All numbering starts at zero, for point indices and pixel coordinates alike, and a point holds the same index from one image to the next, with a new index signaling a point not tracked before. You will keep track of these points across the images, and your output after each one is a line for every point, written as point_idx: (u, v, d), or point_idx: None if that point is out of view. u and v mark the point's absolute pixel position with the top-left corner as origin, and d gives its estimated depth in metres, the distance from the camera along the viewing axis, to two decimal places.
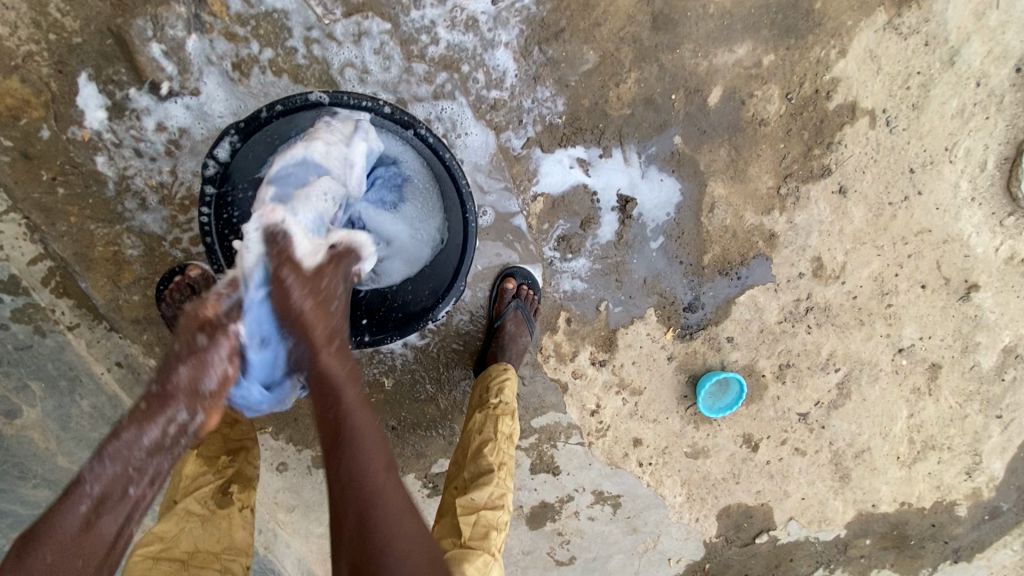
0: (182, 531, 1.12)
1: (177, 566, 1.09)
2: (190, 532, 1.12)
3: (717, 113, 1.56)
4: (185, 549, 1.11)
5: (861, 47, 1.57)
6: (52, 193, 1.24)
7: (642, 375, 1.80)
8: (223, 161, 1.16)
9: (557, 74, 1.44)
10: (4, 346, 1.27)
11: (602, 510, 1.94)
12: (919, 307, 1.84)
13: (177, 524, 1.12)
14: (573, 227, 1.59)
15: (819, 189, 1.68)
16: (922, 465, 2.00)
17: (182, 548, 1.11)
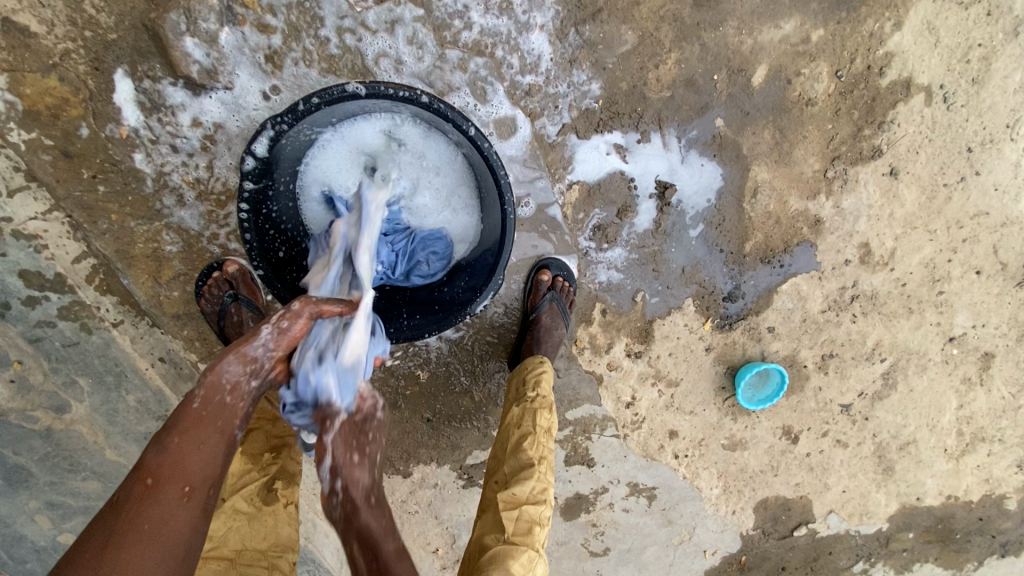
0: (226, 530, 1.13)
1: (225, 564, 1.11)
2: (233, 529, 1.13)
3: (761, 93, 1.49)
4: (232, 547, 1.12)
5: (917, 18, 1.48)
6: (93, 191, 1.25)
7: (679, 366, 1.76)
8: (261, 157, 1.13)
9: (594, 56, 1.38)
10: (52, 342, 1.29)
11: (636, 502, 1.92)
12: (972, 294, 1.75)
13: (225, 523, 1.13)
14: (609, 215, 1.55)
15: (868, 171, 1.60)
16: (971, 458, 1.92)
17: (229, 546, 1.12)
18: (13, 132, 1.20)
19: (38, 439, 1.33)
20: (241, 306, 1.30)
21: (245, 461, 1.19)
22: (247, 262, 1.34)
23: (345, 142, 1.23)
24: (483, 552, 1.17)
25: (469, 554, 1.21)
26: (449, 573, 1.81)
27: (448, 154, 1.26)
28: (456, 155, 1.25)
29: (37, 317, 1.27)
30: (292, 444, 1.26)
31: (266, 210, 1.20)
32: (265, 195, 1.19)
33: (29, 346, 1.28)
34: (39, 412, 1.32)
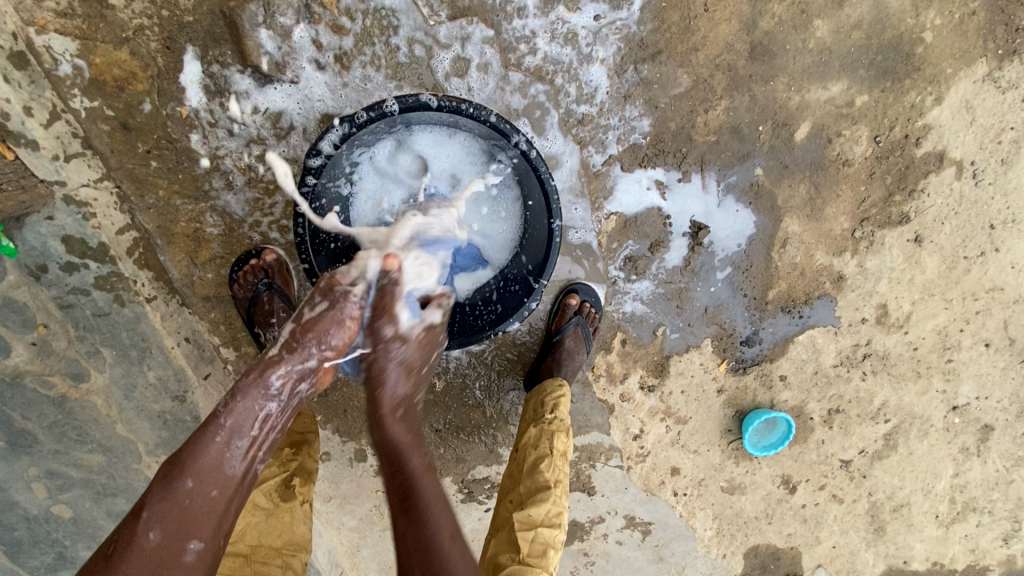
0: (242, 526, 1.10)
1: (240, 560, 1.08)
2: (249, 524, 1.11)
3: (801, 149, 1.53)
4: (248, 542, 1.10)
5: (958, 96, 1.53)
6: (146, 165, 1.26)
7: (689, 404, 1.77)
8: (326, 154, 1.15)
9: (648, 94, 1.42)
10: (82, 310, 1.28)
11: (630, 535, 1.91)
12: (979, 366, 1.78)
13: (244, 518, 1.11)
14: (641, 248, 1.57)
15: (893, 236, 1.64)
16: (961, 526, 1.94)
17: (246, 541, 1.10)
18: (76, 98, 1.21)
19: (50, 406, 1.31)
20: (273, 296, 1.31)
21: (267, 454, 1.19)
22: (284, 252, 1.35)
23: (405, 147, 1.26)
24: (498, 570, 1.19)
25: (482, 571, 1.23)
26: None
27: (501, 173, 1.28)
28: (509, 172, 1.28)
29: (72, 283, 1.27)
30: (313, 441, 1.25)
31: (319, 205, 1.20)
32: (321, 190, 1.19)
33: (59, 311, 1.27)
34: (56, 378, 1.30)
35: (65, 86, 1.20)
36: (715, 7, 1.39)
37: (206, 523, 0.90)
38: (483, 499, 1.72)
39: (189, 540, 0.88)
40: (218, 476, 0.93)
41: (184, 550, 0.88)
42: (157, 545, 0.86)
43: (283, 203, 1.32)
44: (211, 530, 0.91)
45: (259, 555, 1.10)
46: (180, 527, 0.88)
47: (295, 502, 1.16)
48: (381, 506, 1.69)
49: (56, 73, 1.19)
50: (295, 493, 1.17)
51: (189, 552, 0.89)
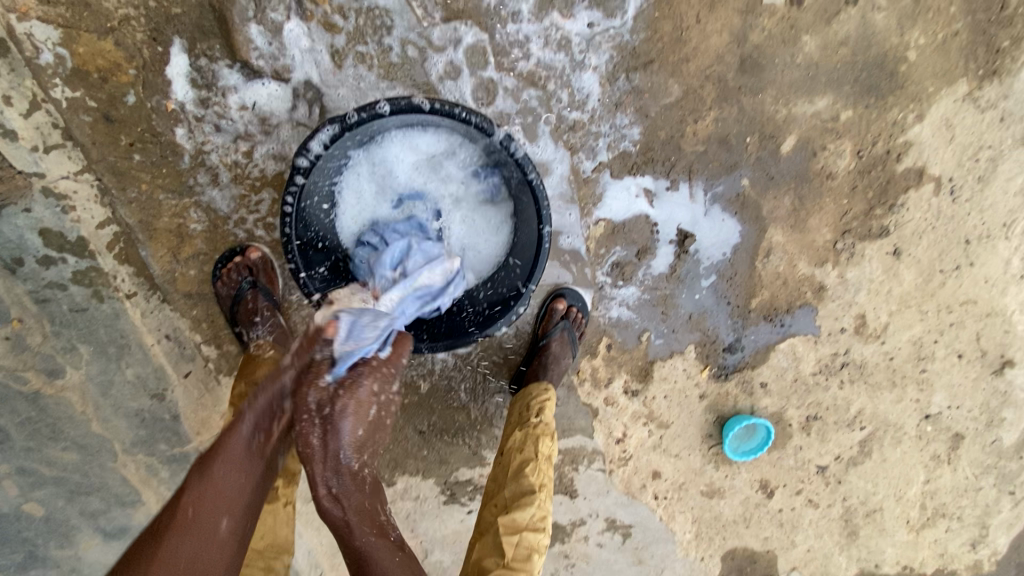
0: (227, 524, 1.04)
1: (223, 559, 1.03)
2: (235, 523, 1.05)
3: (787, 161, 1.56)
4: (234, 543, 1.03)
5: (938, 114, 1.57)
6: (128, 158, 1.23)
7: (671, 409, 1.79)
8: (315, 154, 1.13)
9: (639, 103, 1.44)
10: (59, 305, 1.25)
11: (611, 537, 1.93)
12: (951, 376, 1.84)
13: (229, 516, 1.05)
14: (628, 255, 1.59)
15: (873, 248, 1.68)
16: (930, 531, 2.00)
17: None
18: (57, 88, 1.18)
19: (23, 402, 1.28)
20: (257, 294, 1.30)
21: None
22: (269, 250, 1.34)
23: (396, 149, 1.24)
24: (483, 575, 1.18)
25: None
26: None
27: (491, 178, 1.28)
28: (499, 176, 1.27)
29: (49, 278, 1.24)
30: None
31: (308, 204, 1.19)
32: (310, 190, 1.18)
33: (34, 306, 1.24)
34: (30, 374, 1.27)
35: (46, 75, 1.17)
36: (706, 19, 1.41)
37: (235, 503, 1.05)
38: (465, 502, 1.72)
39: (222, 519, 1.02)
40: (243, 462, 1.07)
41: (219, 527, 1.01)
42: (193, 520, 0.99)
43: (269, 200, 1.31)
44: (240, 509, 1.05)
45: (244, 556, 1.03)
46: (210, 509, 1.00)
47: None
48: None
49: (37, 61, 1.17)
50: None
51: (223, 528, 1.02)
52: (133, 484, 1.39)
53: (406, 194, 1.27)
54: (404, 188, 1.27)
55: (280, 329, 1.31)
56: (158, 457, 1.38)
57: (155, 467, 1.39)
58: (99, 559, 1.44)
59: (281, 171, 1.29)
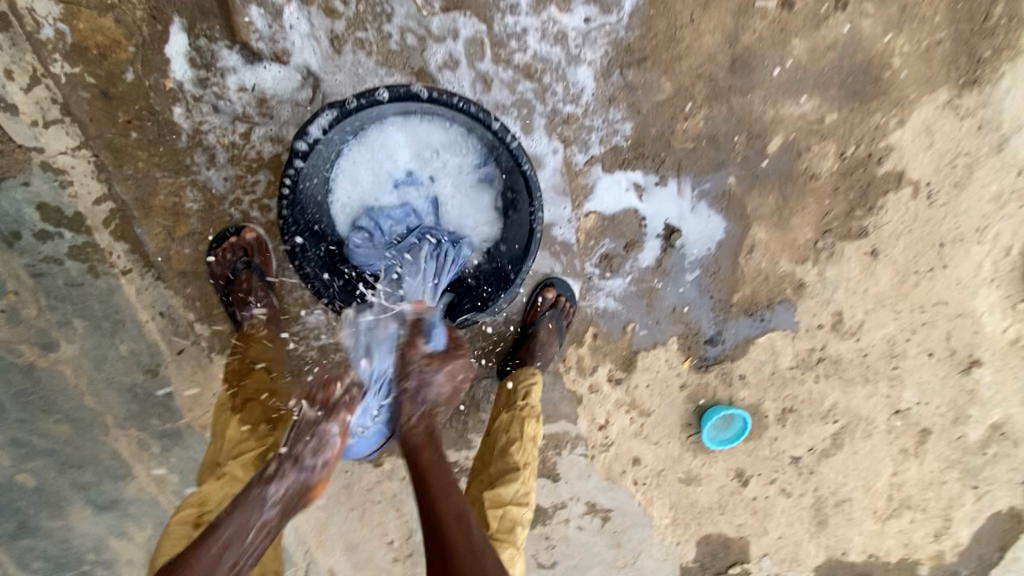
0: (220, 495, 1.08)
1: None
2: (228, 494, 1.09)
3: (773, 160, 1.61)
4: None
5: (919, 120, 1.62)
6: (126, 135, 1.24)
7: (653, 398, 1.85)
8: (314, 138, 1.17)
9: (632, 99, 1.47)
10: (55, 280, 1.27)
11: (591, 520, 1.99)
12: (921, 374, 1.92)
13: (222, 487, 1.09)
14: (617, 247, 1.63)
15: (852, 248, 1.74)
16: (895, 521, 2.09)
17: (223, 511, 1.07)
18: (56, 63, 1.19)
19: (17, 374, 1.30)
20: (252, 274, 1.33)
21: (244, 427, 1.16)
22: (263, 232, 1.36)
23: (393, 134, 1.27)
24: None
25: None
26: (399, 565, 1.83)
27: (484, 168, 1.31)
28: (492, 165, 1.30)
29: (45, 252, 1.26)
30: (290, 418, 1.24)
31: (305, 186, 1.22)
32: (307, 173, 1.21)
33: (31, 279, 1.26)
34: (24, 346, 1.29)
35: (46, 50, 1.18)
36: (701, 19, 1.44)
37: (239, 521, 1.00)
38: None
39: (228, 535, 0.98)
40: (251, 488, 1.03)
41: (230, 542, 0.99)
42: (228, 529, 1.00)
43: (264, 182, 1.32)
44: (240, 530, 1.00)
45: None
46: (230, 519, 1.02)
47: None
48: (350, 486, 1.76)
49: (38, 36, 1.17)
50: None
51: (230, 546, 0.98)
52: (125, 458, 1.42)
53: (402, 181, 1.30)
54: (401, 175, 1.30)
55: (273, 308, 1.35)
56: (150, 432, 1.41)
57: (146, 442, 1.41)
58: (89, 529, 1.47)
59: (277, 154, 1.31)
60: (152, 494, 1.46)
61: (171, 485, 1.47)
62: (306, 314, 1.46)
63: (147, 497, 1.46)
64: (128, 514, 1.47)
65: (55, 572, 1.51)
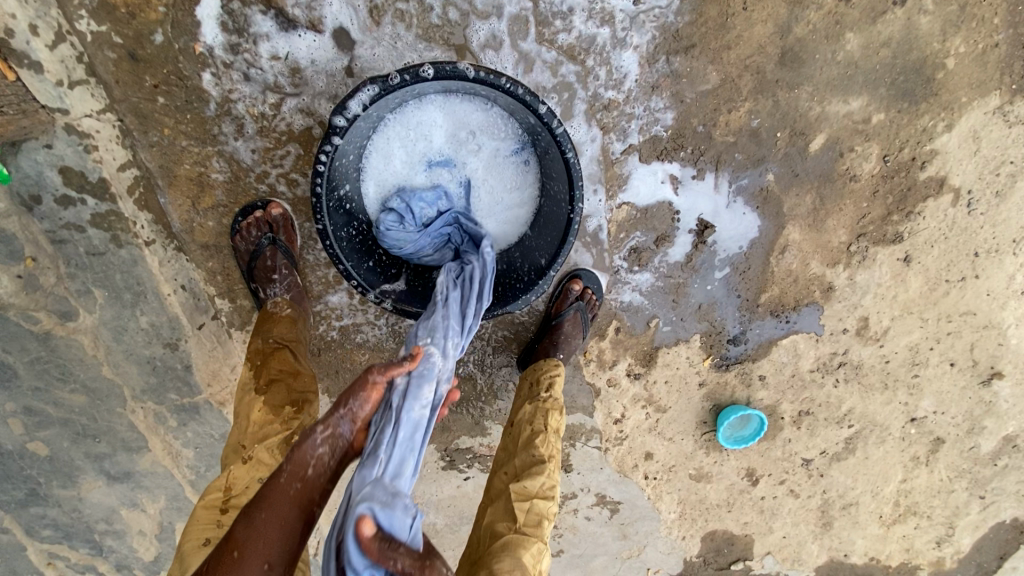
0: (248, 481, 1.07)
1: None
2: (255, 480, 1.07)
3: (813, 159, 1.56)
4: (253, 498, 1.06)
5: (967, 125, 1.56)
6: (152, 100, 1.19)
7: (670, 394, 1.83)
8: (352, 114, 1.09)
9: (676, 88, 1.42)
10: (75, 247, 1.23)
11: (599, 512, 1.99)
12: (941, 384, 1.88)
13: (248, 473, 1.07)
14: (648, 240, 1.60)
15: (885, 253, 1.69)
16: (900, 527, 2.08)
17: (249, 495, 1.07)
18: (81, 20, 1.13)
19: (33, 341, 1.27)
20: (276, 251, 1.29)
21: (268, 411, 1.13)
22: (290, 208, 1.32)
23: (432, 113, 1.22)
24: (495, 538, 1.19)
25: (479, 540, 1.23)
26: None
27: (522, 154, 1.27)
28: (531, 151, 1.26)
29: (66, 218, 1.21)
30: (313, 401, 1.20)
31: (340, 164, 1.16)
32: (342, 150, 1.15)
33: (50, 246, 1.22)
34: (42, 314, 1.25)
35: (70, 4, 1.11)
36: (754, 7, 1.37)
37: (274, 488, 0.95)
38: (463, 469, 1.77)
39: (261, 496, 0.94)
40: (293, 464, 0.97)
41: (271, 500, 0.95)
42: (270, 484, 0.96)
43: (294, 156, 1.28)
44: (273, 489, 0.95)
45: None
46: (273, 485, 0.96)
47: None
48: None
49: None
50: None
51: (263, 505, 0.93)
52: (140, 430, 1.40)
53: (438, 162, 1.25)
54: (436, 156, 1.25)
55: (297, 288, 1.31)
56: (167, 405, 1.39)
57: (163, 415, 1.39)
58: (101, 500, 1.46)
59: (309, 128, 1.26)
60: (166, 467, 1.44)
61: (185, 460, 1.45)
62: (329, 294, 1.42)
63: (161, 470, 1.45)
64: (141, 486, 1.46)
65: (67, 540, 1.51)
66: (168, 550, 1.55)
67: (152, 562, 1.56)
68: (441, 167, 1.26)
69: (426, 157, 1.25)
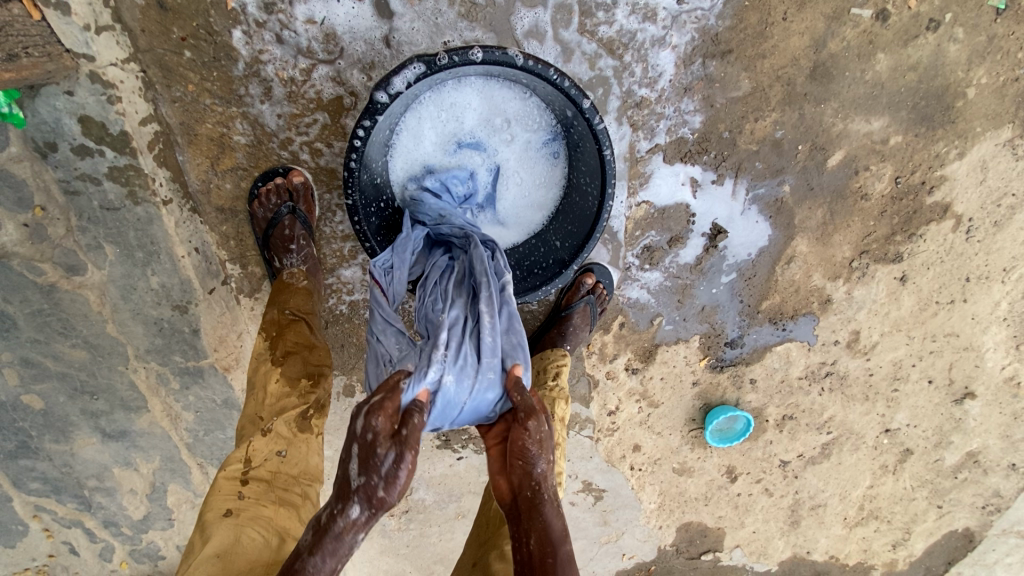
0: (264, 452, 1.07)
1: (264, 486, 1.04)
2: (271, 450, 1.08)
3: (830, 174, 1.59)
4: (268, 469, 1.06)
5: (977, 155, 1.60)
6: (178, 54, 1.15)
7: (664, 390, 1.87)
8: (396, 91, 1.07)
9: (708, 92, 1.43)
10: (88, 200, 1.19)
11: (583, 497, 2.05)
12: (917, 399, 1.96)
13: (264, 443, 1.08)
14: (661, 240, 1.62)
15: (884, 272, 1.74)
16: (861, 529, 2.20)
17: (267, 467, 1.07)
18: None
19: (36, 293, 1.23)
20: (295, 221, 1.27)
21: (283, 384, 1.15)
22: (311, 177, 1.30)
23: (470, 96, 1.19)
24: (505, 520, 1.22)
25: (488, 523, 1.25)
26: (395, 519, 1.89)
27: (554, 147, 1.27)
28: (564, 145, 1.26)
29: (81, 169, 1.17)
30: (329, 375, 1.21)
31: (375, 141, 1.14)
32: (380, 126, 1.13)
33: (62, 196, 1.18)
34: (48, 266, 1.21)
35: None
36: (794, 18, 1.38)
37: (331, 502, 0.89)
38: (457, 448, 1.81)
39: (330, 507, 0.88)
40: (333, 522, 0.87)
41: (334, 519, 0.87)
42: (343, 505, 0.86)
43: (320, 125, 1.25)
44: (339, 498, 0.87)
45: (280, 483, 1.06)
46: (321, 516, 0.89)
47: (311, 433, 1.13)
48: None
49: None
50: (312, 425, 1.13)
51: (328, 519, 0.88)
52: (141, 390, 1.38)
53: (465, 143, 1.23)
54: (466, 139, 1.23)
55: (313, 260, 1.30)
56: (170, 368, 1.37)
57: (166, 377, 1.38)
58: (94, 457, 1.44)
59: (340, 98, 1.23)
60: (164, 429, 1.43)
61: (184, 423, 1.44)
62: (342, 268, 1.41)
63: (158, 432, 1.43)
64: (136, 446, 1.44)
65: (55, 494, 1.49)
66: (158, 510, 1.54)
67: (141, 521, 1.55)
68: (466, 149, 1.23)
69: (456, 138, 1.22)
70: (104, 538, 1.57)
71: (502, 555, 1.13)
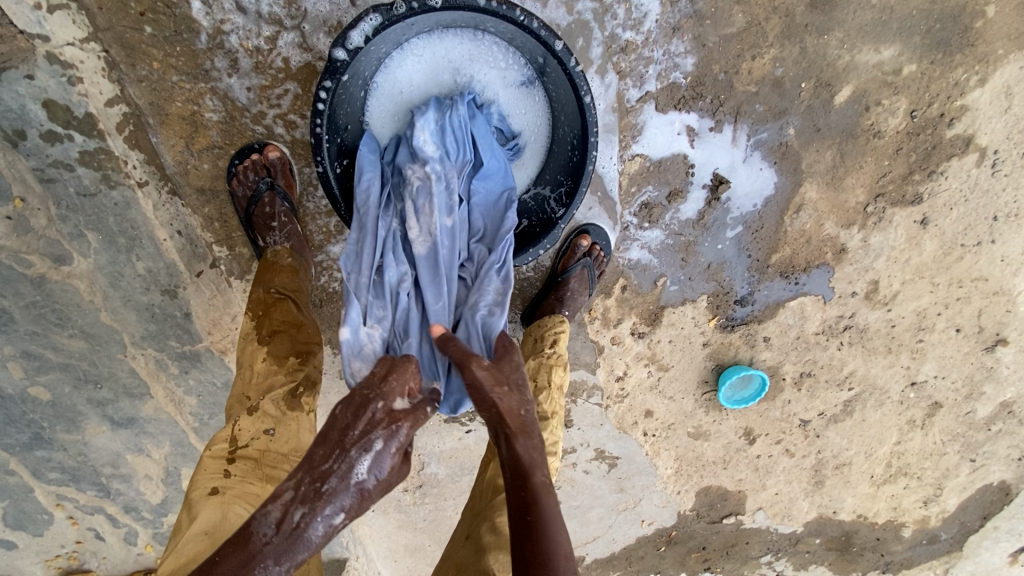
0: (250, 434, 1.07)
1: (251, 464, 1.04)
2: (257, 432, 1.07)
3: (838, 113, 1.49)
4: (257, 447, 1.06)
5: (1001, 80, 1.48)
6: (138, 30, 1.15)
7: (673, 352, 1.79)
8: (356, 45, 1.05)
9: (698, 30, 1.39)
10: (65, 187, 1.21)
11: (598, 466, 1.99)
12: (945, 349, 1.84)
13: (253, 423, 1.09)
14: (659, 196, 1.56)
15: (902, 215, 1.63)
16: (890, 487, 2.11)
17: (255, 446, 1.06)
18: None
19: (27, 284, 1.25)
20: (275, 197, 1.26)
21: (270, 362, 1.14)
22: (289, 151, 1.29)
23: (439, 50, 1.16)
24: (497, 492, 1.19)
25: (480, 495, 1.23)
26: (409, 495, 1.89)
27: (532, 100, 1.23)
28: (543, 96, 1.22)
29: (54, 155, 1.18)
30: (318, 352, 1.20)
31: (342, 102, 1.13)
32: (346, 86, 1.12)
33: (39, 185, 1.20)
34: (35, 258, 1.24)
35: None
36: None
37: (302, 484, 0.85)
38: (464, 422, 1.80)
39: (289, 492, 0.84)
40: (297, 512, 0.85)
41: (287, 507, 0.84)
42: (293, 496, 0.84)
43: (291, 96, 1.23)
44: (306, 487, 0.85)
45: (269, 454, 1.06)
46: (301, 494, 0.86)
47: (302, 410, 1.13)
48: None
49: None
50: (303, 403, 1.13)
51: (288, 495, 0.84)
52: (142, 377, 1.39)
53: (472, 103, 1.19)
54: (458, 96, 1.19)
55: (297, 236, 1.28)
56: (168, 353, 1.38)
57: (164, 363, 1.39)
58: (105, 445, 1.47)
59: (306, 63, 1.20)
60: (169, 414, 1.45)
61: (188, 408, 1.45)
62: (330, 245, 1.38)
63: (163, 418, 1.45)
64: (144, 432, 1.46)
65: (73, 483, 1.51)
66: (174, 494, 1.57)
67: (160, 504, 1.58)
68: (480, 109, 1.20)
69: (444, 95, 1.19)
70: (126, 522, 1.59)
71: (492, 528, 1.11)
